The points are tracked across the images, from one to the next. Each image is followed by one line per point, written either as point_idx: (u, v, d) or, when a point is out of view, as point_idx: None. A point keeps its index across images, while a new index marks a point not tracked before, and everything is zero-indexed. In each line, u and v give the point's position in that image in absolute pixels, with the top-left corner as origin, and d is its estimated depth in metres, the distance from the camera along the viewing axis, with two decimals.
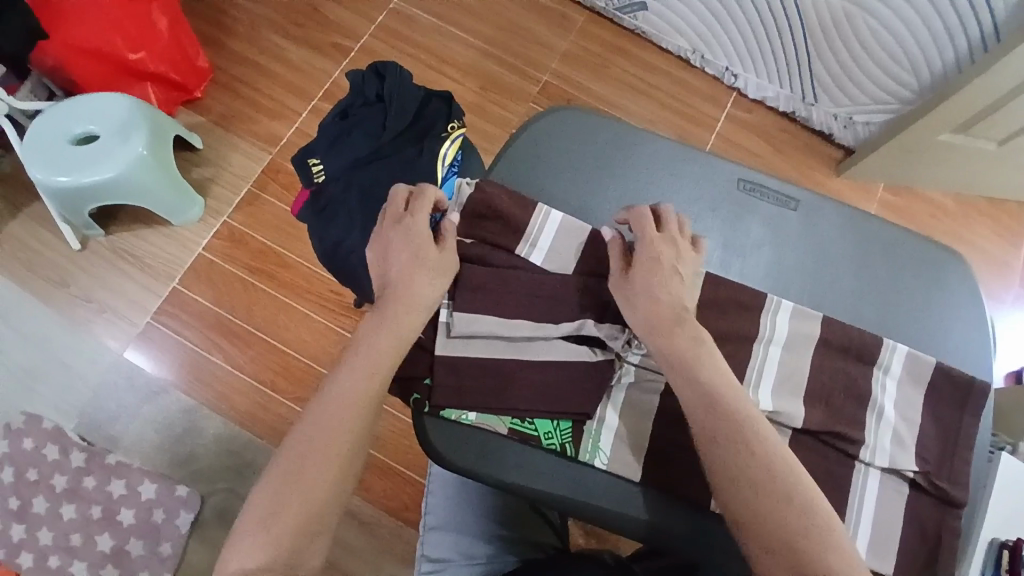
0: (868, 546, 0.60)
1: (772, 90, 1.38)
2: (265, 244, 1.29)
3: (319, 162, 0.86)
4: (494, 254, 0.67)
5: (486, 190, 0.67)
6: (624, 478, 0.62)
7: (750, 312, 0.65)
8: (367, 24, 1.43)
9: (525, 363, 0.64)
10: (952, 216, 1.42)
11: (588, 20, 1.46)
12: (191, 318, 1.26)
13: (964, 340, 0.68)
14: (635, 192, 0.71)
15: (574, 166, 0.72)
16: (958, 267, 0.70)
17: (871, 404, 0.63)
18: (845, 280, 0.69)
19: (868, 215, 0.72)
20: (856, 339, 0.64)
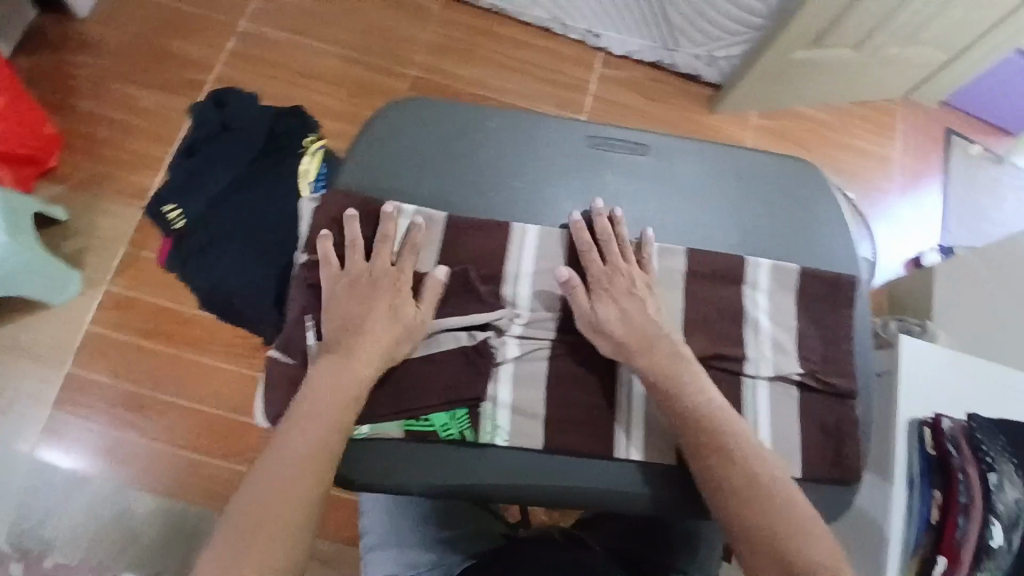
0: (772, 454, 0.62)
1: (634, 43, 1.40)
2: (157, 303, 1.24)
3: (175, 207, 0.82)
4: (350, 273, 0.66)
5: (333, 201, 0.67)
6: (530, 448, 0.63)
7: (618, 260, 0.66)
8: (219, 54, 1.37)
9: (411, 365, 0.63)
10: (828, 127, 1.48)
11: (444, 8, 1.44)
12: (97, 398, 1.19)
13: (828, 243, 0.71)
14: (487, 169, 0.70)
15: (421, 157, 0.70)
16: (810, 175, 0.72)
17: (746, 319, 0.66)
18: (707, 211, 0.70)
19: (718, 144, 0.73)
20: (725, 264, 0.67)
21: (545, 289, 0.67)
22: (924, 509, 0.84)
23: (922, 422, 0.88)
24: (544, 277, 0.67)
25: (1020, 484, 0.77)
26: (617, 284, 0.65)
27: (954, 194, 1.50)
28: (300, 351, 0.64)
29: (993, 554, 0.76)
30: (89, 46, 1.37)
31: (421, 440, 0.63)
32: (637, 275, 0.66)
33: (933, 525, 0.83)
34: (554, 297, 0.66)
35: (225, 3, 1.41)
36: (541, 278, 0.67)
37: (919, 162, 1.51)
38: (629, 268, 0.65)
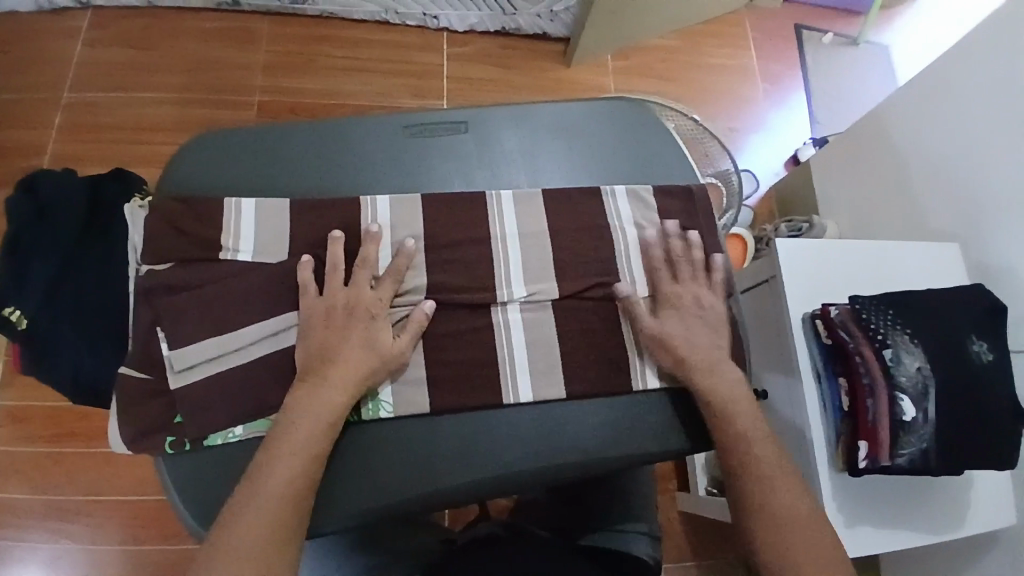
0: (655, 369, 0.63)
1: (473, 15, 1.38)
2: (54, 403, 1.17)
3: (15, 308, 0.72)
4: (193, 276, 0.60)
5: (161, 205, 0.62)
6: (417, 413, 0.61)
7: (474, 217, 0.65)
8: (48, 130, 1.29)
9: (266, 360, 0.60)
10: (683, 53, 1.50)
11: (275, 25, 1.39)
12: (13, 518, 1.12)
13: (664, 170, 0.71)
14: (312, 174, 0.66)
15: (240, 180, 0.65)
16: (632, 111, 0.72)
17: (614, 235, 0.66)
18: (538, 172, 0.69)
19: (534, 104, 0.72)
20: (581, 214, 0.67)
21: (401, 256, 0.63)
22: (836, 398, 0.88)
23: (812, 316, 0.90)
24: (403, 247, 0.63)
25: (916, 352, 0.82)
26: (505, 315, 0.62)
27: (817, 86, 1.55)
28: (153, 364, 0.59)
29: (910, 427, 0.81)
30: None
31: None
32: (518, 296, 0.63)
33: (846, 412, 0.86)
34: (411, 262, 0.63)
35: (41, 76, 1.32)
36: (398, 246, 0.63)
37: (777, 64, 1.54)
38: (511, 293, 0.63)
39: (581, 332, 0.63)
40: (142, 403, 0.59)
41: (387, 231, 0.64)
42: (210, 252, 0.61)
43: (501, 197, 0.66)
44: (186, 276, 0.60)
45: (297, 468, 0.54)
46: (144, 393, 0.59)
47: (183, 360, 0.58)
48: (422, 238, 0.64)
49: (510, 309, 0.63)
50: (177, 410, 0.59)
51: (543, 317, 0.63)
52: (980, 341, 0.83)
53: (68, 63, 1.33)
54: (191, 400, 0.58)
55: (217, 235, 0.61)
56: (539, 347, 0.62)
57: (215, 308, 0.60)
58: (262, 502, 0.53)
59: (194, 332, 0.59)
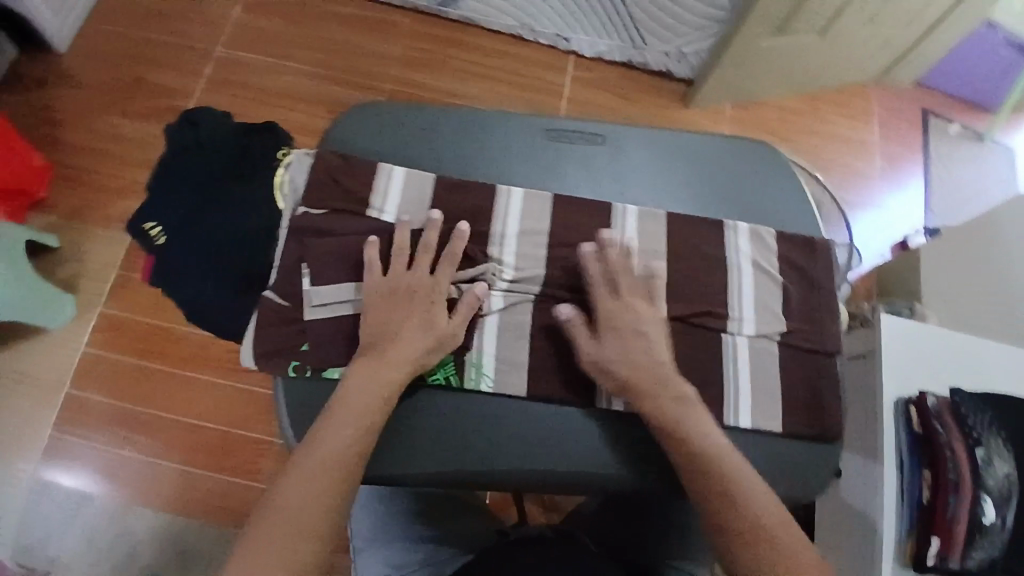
0: (750, 408, 0.62)
1: (604, 44, 1.42)
2: (149, 324, 1.25)
3: (155, 224, 0.82)
4: (344, 224, 0.65)
5: (325, 157, 0.67)
6: (515, 395, 0.64)
7: (598, 224, 0.67)
8: (197, 80, 1.40)
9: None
10: (802, 116, 1.50)
11: (417, 21, 1.47)
12: (92, 421, 1.20)
13: (788, 218, 0.71)
14: (454, 158, 0.70)
15: (388, 150, 0.70)
16: (766, 156, 0.73)
17: (730, 265, 0.66)
18: (665, 196, 0.70)
19: (673, 131, 0.73)
20: (701, 242, 0.67)
21: (527, 246, 0.66)
22: (915, 490, 0.85)
23: (906, 401, 0.89)
24: (528, 238, 0.66)
25: (1008, 459, 0.79)
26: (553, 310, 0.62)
27: (935, 174, 1.51)
28: (292, 294, 0.63)
29: (987, 531, 0.77)
30: (69, 79, 1.39)
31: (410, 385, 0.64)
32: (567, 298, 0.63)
33: (922, 505, 0.83)
34: (534, 253, 0.66)
35: (201, 30, 1.43)
36: (526, 236, 0.66)
37: (896, 145, 1.52)
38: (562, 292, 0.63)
39: (682, 355, 0.63)
40: (275, 326, 0.63)
41: (515, 220, 0.67)
42: (359, 206, 0.66)
43: (626, 211, 0.68)
44: (336, 221, 0.65)
45: (347, 441, 0.56)
46: (278, 317, 0.63)
47: (321, 296, 0.63)
48: (547, 234, 0.67)
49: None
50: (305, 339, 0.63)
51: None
52: None
53: (227, 22, 1.44)
54: (319, 334, 0.63)
55: (368, 193, 0.67)
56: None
57: (355, 256, 0.65)
58: (311, 474, 0.54)
59: (335, 273, 0.64)
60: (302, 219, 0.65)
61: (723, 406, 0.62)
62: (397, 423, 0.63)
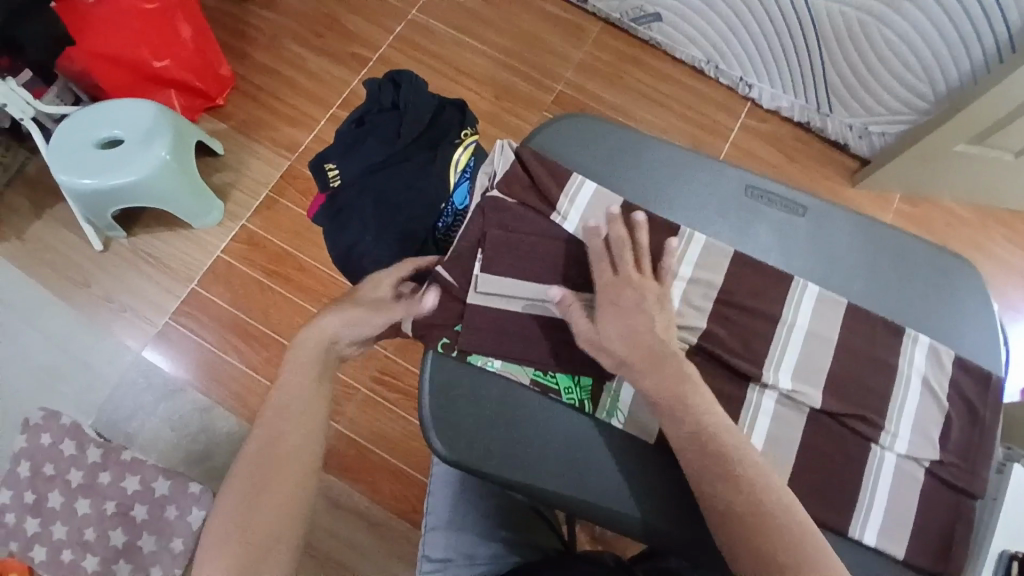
0: (879, 529, 0.59)
1: (786, 100, 1.38)
2: (282, 248, 1.32)
3: (334, 167, 0.87)
4: (526, 218, 0.69)
5: (523, 155, 0.71)
6: (638, 439, 0.64)
7: (773, 292, 0.65)
8: (385, 33, 1.46)
9: (547, 322, 0.67)
10: (971, 229, 1.40)
11: (604, 31, 1.47)
12: (207, 319, 1.29)
13: (974, 346, 0.67)
14: (649, 188, 0.71)
15: (587, 164, 0.72)
16: (970, 275, 0.69)
17: (900, 376, 0.63)
18: (852, 286, 0.68)
19: (877, 221, 0.71)
20: (874, 342, 0.64)
21: (697, 295, 0.65)
22: None
23: None
24: (700, 287, 0.65)
25: None
26: (625, 298, 0.61)
27: None
28: (462, 275, 0.68)
29: None
30: (274, 3, 1.48)
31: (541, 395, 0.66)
32: (649, 287, 0.62)
33: None
34: (701, 306, 0.65)
35: None
36: (698, 284, 0.65)
37: None
38: (642, 281, 0.62)
39: (823, 454, 0.60)
40: (439, 302, 0.68)
41: (690, 265, 0.65)
42: (543, 209, 0.69)
43: (807, 289, 0.65)
44: (520, 217, 0.69)
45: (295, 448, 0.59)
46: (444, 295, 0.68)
47: (487, 285, 0.67)
48: (718, 287, 0.65)
49: (767, 394, 0.62)
50: (460, 323, 0.67)
51: (794, 420, 0.61)
52: None
53: None
54: (476, 320, 0.67)
55: (556, 194, 0.69)
56: (780, 446, 0.60)
57: (530, 254, 0.68)
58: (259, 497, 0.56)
59: (504, 266, 0.67)
60: (489, 202, 0.69)
61: (850, 517, 0.59)
62: (523, 430, 0.64)
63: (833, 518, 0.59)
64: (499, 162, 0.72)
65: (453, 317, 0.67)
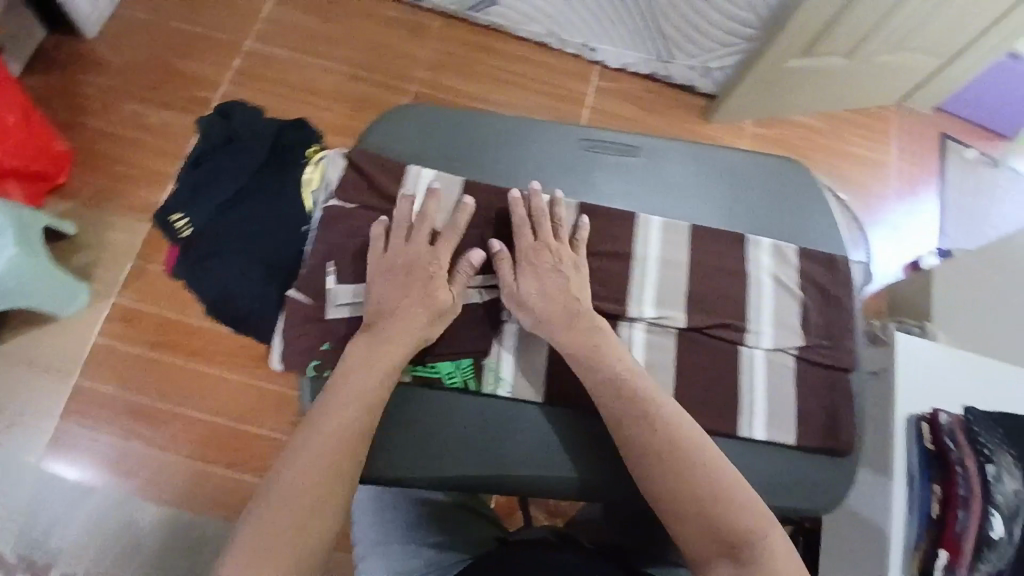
0: (766, 422, 0.64)
1: (630, 56, 1.43)
2: (165, 315, 1.26)
3: (181, 216, 0.80)
4: (371, 221, 0.69)
5: (355, 159, 0.72)
6: (529, 402, 0.69)
7: (623, 234, 0.68)
8: (223, 72, 1.41)
9: (414, 318, 0.65)
10: (823, 136, 1.50)
11: (444, 24, 1.48)
12: (102, 409, 1.21)
13: (814, 237, 0.72)
14: (487, 162, 0.73)
15: (423, 152, 0.74)
16: (797, 173, 0.74)
17: (752, 279, 0.68)
18: (693, 210, 0.72)
19: (705, 144, 0.75)
20: (723, 254, 0.69)
21: None
22: (925, 502, 0.83)
23: (919, 417, 0.88)
24: None
25: (1017, 475, 0.77)
26: (543, 260, 0.65)
27: (952, 199, 1.51)
28: (316, 292, 0.67)
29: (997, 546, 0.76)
30: (97, 65, 1.40)
31: (427, 386, 0.68)
32: (566, 253, 0.66)
33: (932, 519, 0.82)
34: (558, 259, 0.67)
35: (231, 22, 1.44)
36: None
37: (915, 169, 1.52)
38: (558, 247, 0.66)
39: (699, 367, 0.65)
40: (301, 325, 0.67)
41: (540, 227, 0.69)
42: (388, 207, 0.71)
43: (652, 221, 0.69)
44: (366, 223, 0.70)
45: None
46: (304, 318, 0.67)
47: (346, 296, 0.68)
48: (569, 238, 0.68)
49: (636, 326, 0.65)
50: (328, 340, 0.68)
51: (666, 343, 0.65)
52: None
53: (256, 16, 1.45)
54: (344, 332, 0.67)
55: (397, 189, 0.71)
56: (659, 371, 0.64)
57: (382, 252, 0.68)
58: None
59: (359, 274, 0.69)
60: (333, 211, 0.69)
61: (737, 418, 0.63)
62: (436, 427, 0.67)
63: (722, 424, 0.63)
64: (332, 171, 0.72)
65: (319, 336, 0.67)
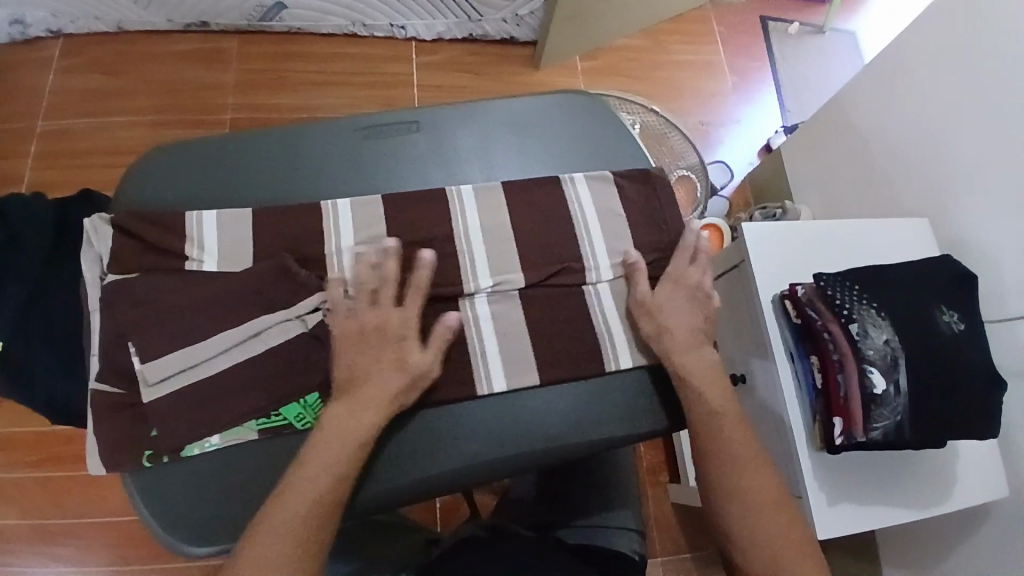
0: (623, 351, 0.70)
1: (441, 24, 1.41)
2: (41, 431, 1.17)
3: None
4: (167, 282, 0.67)
5: (125, 224, 0.69)
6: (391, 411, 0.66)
7: (440, 217, 0.72)
8: (21, 160, 1.29)
9: (235, 368, 0.66)
10: (650, 51, 1.52)
11: (243, 43, 1.40)
12: (4, 548, 1.12)
13: (591, 159, 0.78)
14: (263, 174, 0.73)
15: (197, 182, 0.73)
16: (566, 103, 0.80)
17: (576, 223, 0.74)
18: (473, 166, 0.76)
19: (475, 103, 0.79)
20: (537, 198, 0.74)
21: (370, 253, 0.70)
22: (809, 376, 0.88)
23: (782, 297, 0.90)
24: (368, 245, 0.70)
25: (882, 325, 0.83)
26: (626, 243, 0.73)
27: (786, 75, 1.57)
28: (127, 378, 0.66)
29: (881, 400, 0.81)
30: None
31: (278, 435, 0.66)
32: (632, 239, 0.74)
33: (819, 389, 0.86)
34: None
35: (13, 105, 1.32)
36: (363, 244, 0.70)
37: (745, 57, 1.56)
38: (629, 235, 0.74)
39: (545, 321, 0.70)
40: (118, 416, 0.66)
41: (349, 234, 0.70)
42: (180, 261, 0.68)
43: (461, 192, 0.73)
44: (157, 289, 0.67)
45: None
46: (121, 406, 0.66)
47: (155, 373, 0.65)
48: (385, 238, 0.70)
49: (478, 301, 0.70)
50: (151, 424, 0.65)
51: (508, 308, 0.70)
52: (951, 311, 0.85)
53: (38, 92, 1.33)
54: (161, 411, 0.65)
55: (182, 244, 0.69)
56: (507, 334, 0.69)
57: (185, 315, 0.66)
58: None
59: (162, 345, 0.66)
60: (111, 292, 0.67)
61: (602, 358, 0.69)
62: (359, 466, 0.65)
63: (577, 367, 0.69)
64: (103, 245, 0.69)
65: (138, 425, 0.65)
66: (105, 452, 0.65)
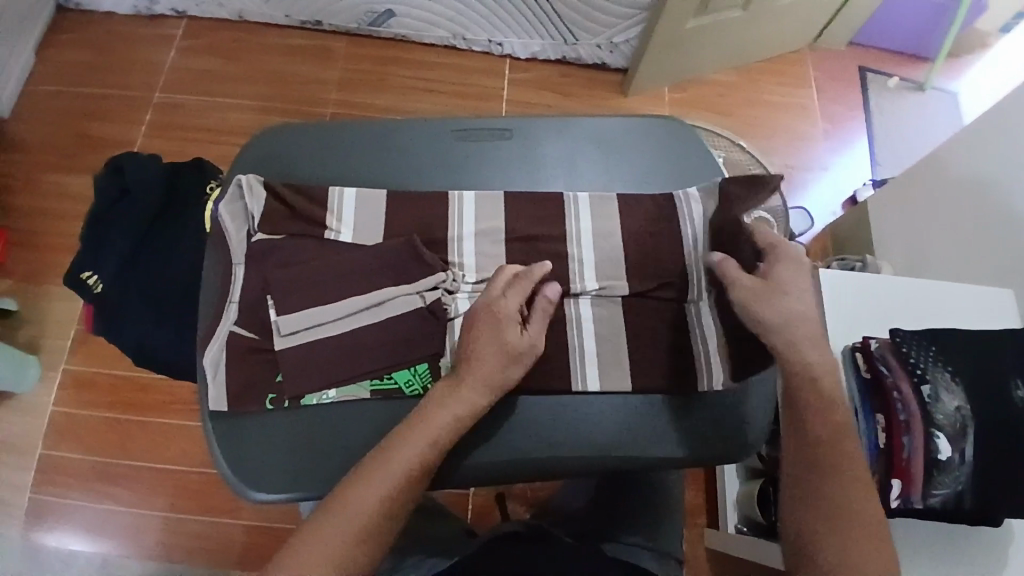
0: (721, 370, 0.71)
1: (537, 44, 1.45)
2: (116, 376, 1.26)
3: (92, 275, 0.78)
4: (306, 246, 0.72)
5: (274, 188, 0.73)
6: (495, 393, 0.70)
7: (554, 216, 0.75)
8: (137, 127, 1.41)
9: (365, 331, 0.70)
10: (740, 88, 1.51)
11: (349, 44, 1.48)
12: (68, 479, 1.20)
13: (677, 182, 0.79)
14: (369, 161, 0.77)
15: (309, 162, 0.77)
16: (659, 126, 0.81)
17: (686, 239, 0.75)
18: (559, 175, 0.78)
19: (564, 118, 0.80)
20: (636, 210, 0.76)
21: (486, 246, 0.74)
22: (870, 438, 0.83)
23: (853, 348, 0.87)
24: (487, 237, 0.74)
25: (956, 392, 0.79)
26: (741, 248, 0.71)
27: (881, 128, 1.53)
28: (262, 327, 0.70)
29: (945, 467, 0.77)
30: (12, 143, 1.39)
31: (386, 398, 0.69)
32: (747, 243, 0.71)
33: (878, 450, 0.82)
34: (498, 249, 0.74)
35: (138, 77, 1.44)
36: (483, 236, 0.74)
37: (838, 105, 1.53)
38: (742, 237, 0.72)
39: (647, 330, 0.72)
40: (244, 359, 0.69)
41: (471, 223, 0.74)
42: (316, 228, 0.73)
43: (579, 200, 0.76)
44: (297, 251, 0.72)
45: None
46: (250, 351, 0.69)
47: (289, 325, 0.69)
48: (494, 230, 0.74)
49: (582, 301, 0.73)
50: (278, 371, 0.69)
51: (613, 311, 0.73)
52: None
53: (161, 68, 1.45)
54: (291, 361, 0.69)
55: (323, 215, 0.73)
56: (606, 338, 0.72)
57: (318, 277, 0.71)
58: None
59: (297, 301, 0.70)
60: (258, 248, 0.71)
61: (696, 374, 0.70)
62: None
63: (645, 381, 0.70)
64: (255, 204, 0.73)
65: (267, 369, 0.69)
66: (224, 390, 0.68)
